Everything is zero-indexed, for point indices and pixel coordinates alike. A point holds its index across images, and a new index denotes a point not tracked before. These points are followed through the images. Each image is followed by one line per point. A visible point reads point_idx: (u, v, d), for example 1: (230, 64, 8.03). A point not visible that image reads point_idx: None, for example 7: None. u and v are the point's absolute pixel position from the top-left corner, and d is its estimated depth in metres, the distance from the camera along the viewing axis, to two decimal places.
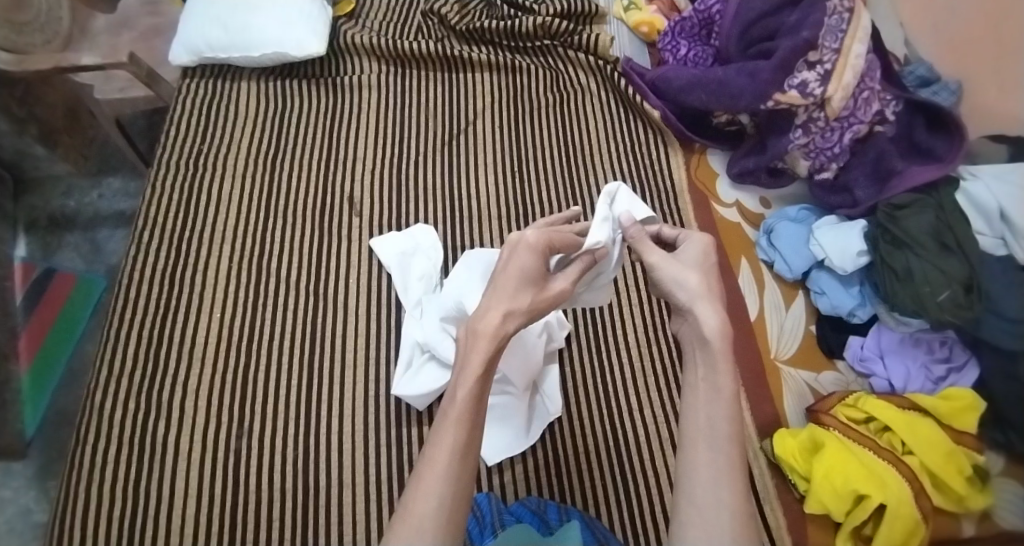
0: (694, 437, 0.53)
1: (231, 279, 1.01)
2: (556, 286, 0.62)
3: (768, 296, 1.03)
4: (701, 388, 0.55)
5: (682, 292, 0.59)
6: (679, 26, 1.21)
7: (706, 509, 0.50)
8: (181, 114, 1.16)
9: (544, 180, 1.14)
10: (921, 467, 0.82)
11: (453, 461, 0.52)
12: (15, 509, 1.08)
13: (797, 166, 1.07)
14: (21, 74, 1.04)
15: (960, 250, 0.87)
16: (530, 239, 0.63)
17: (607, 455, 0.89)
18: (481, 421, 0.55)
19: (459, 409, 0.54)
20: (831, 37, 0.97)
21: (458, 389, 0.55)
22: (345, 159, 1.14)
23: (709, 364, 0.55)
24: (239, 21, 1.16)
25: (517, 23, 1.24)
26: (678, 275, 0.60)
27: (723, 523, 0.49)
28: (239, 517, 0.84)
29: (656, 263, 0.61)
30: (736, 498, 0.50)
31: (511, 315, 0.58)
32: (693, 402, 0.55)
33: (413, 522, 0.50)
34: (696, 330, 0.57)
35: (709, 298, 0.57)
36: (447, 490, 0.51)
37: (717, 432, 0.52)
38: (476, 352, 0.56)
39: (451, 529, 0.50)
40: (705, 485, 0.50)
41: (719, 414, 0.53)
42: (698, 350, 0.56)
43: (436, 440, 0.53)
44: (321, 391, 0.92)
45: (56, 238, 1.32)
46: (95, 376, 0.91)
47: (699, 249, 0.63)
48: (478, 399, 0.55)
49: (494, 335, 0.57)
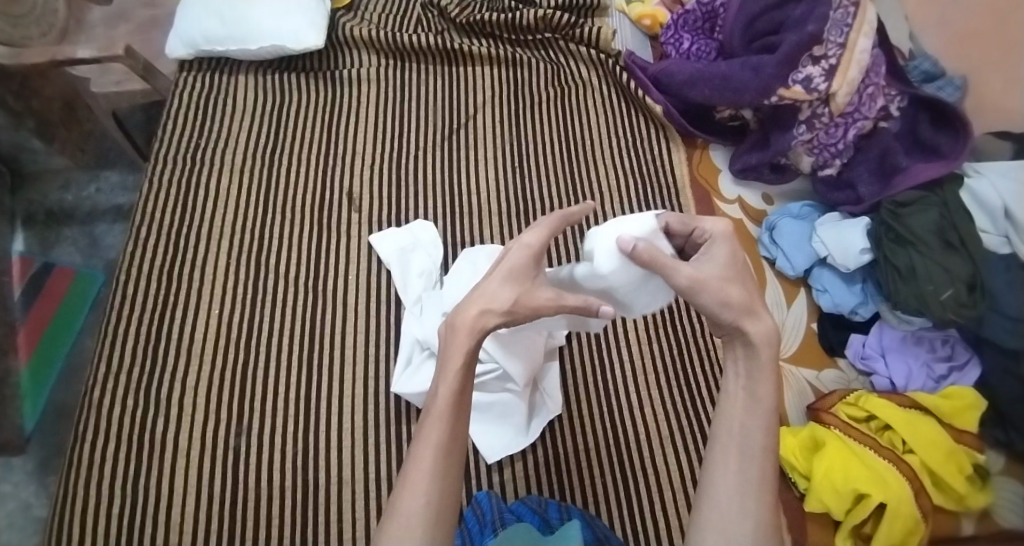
0: (725, 442, 0.54)
1: (229, 276, 1.00)
2: (543, 293, 0.57)
3: (770, 293, 1.02)
4: (740, 397, 0.55)
5: (727, 307, 0.55)
6: (681, 19, 1.19)
7: (730, 515, 0.51)
8: (177, 107, 1.15)
9: (544, 175, 1.13)
10: (921, 465, 0.82)
11: (438, 459, 0.52)
12: (15, 503, 1.09)
13: (800, 162, 1.07)
14: (18, 67, 1.03)
15: (964, 248, 0.86)
16: (531, 237, 0.59)
17: (607, 452, 0.89)
18: (465, 414, 0.54)
19: (441, 406, 0.53)
20: (837, 31, 0.95)
21: (441, 385, 0.54)
22: (343, 154, 1.13)
23: (750, 371, 0.56)
24: (237, 14, 1.15)
25: (518, 15, 1.22)
26: (720, 296, 0.55)
27: (746, 531, 0.51)
28: (238, 515, 0.84)
29: (693, 281, 0.55)
30: (763, 510, 0.51)
31: (489, 312, 0.55)
32: (728, 408, 0.56)
33: (401, 523, 0.50)
34: (741, 339, 0.56)
35: (752, 309, 0.55)
36: (433, 490, 0.51)
37: (752, 442, 0.53)
38: (456, 349, 0.54)
39: (439, 528, 0.50)
40: (732, 494, 0.52)
41: (755, 423, 0.54)
42: (739, 350, 0.57)
43: (423, 439, 0.53)
44: (320, 391, 0.92)
45: (54, 232, 1.31)
46: (93, 374, 0.90)
47: (726, 246, 0.58)
48: (460, 394, 0.54)
49: (473, 331, 0.54)
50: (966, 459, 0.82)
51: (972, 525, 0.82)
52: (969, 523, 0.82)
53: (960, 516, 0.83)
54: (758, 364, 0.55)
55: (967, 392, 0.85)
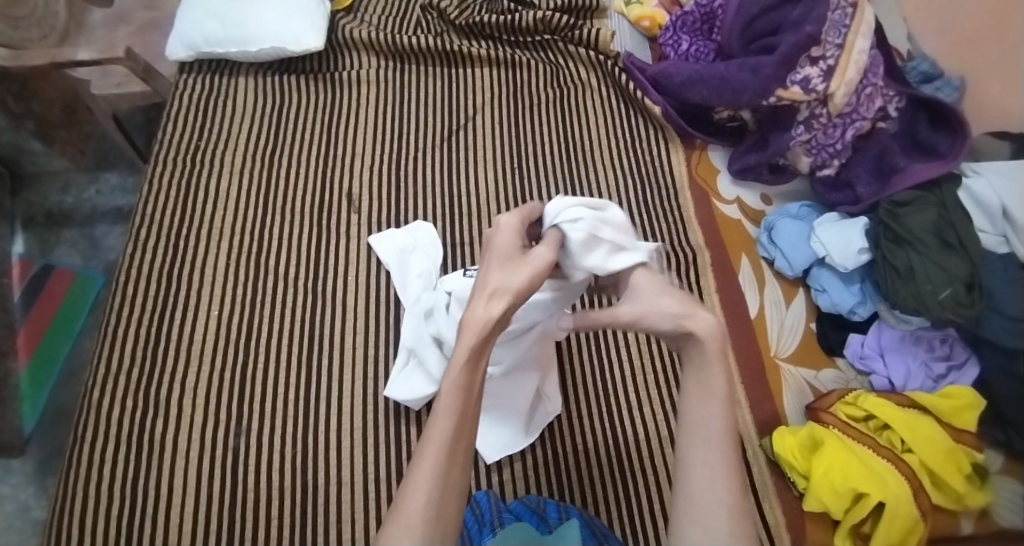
0: (689, 435, 0.55)
1: (228, 278, 1.00)
2: (541, 255, 0.58)
3: (769, 293, 1.03)
4: (695, 390, 0.56)
5: (668, 315, 0.57)
6: (680, 20, 1.20)
7: (703, 506, 0.53)
8: (177, 109, 1.15)
9: (543, 175, 1.13)
10: (920, 465, 0.82)
11: (442, 457, 0.52)
12: (15, 505, 1.09)
13: (799, 163, 1.07)
14: (18, 68, 1.04)
15: (961, 247, 0.87)
16: (505, 220, 0.62)
17: (604, 450, 0.90)
18: (473, 412, 0.55)
19: (446, 403, 0.54)
20: (835, 32, 0.96)
21: (446, 383, 0.54)
22: (343, 156, 1.13)
23: (701, 366, 0.56)
24: (236, 16, 1.15)
25: (517, 17, 1.23)
26: (661, 312, 0.57)
27: (721, 521, 0.52)
28: (237, 518, 0.84)
29: (630, 313, 0.58)
30: (733, 496, 0.53)
31: (495, 296, 0.56)
32: (686, 403, 0.56)
33: (403, 521, 0.50)
34: (687, 341, 0.57)
35: (691, 310, 0.56)
36: (436, 488, 0.51)
37: (713, 433, 0.54)
38: (462, 341, 0.54)
39: (442, 525, 0.51)
40: (702, 485, 0.53)
41: (714, 412, 0.55)
42: (688, 347, 0.57)
43: (428, 437, 0.53)
44: (318, 405, 0.91)
45: (54, 234, 1.31)
46: (92, 375, 0.91)
47: (644, 277, 0.61)
48: (468, 390, 0.54)
49: (480, 320, 0.55)
50: (965, 459, 0.82)
51: (971, 524, 0.83)
52: (967, 523, 0.83)
53: (959, 515, 0.83)
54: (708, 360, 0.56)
55: (966, 391, 0.85)
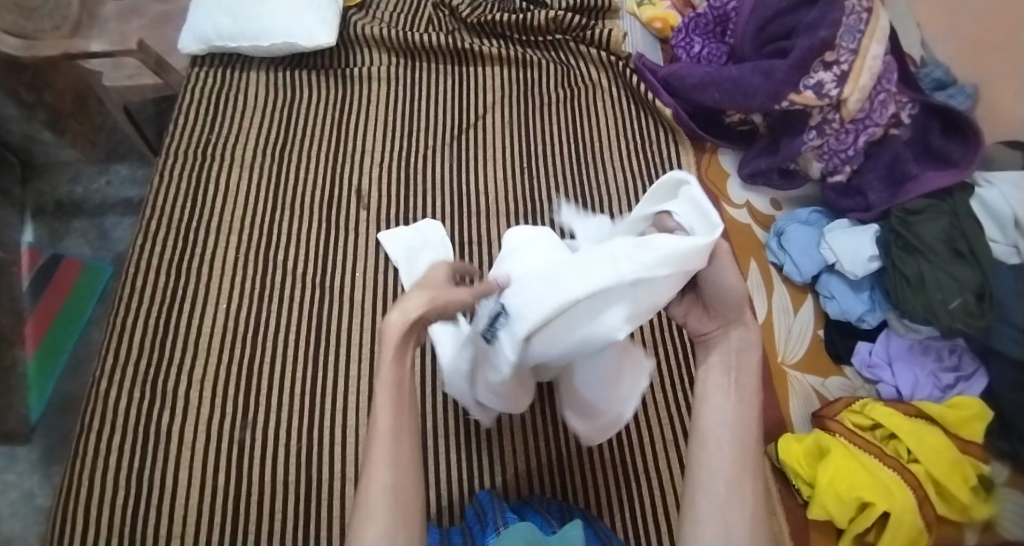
0: (718, 435, 0.56)
1: (236, 271, 1.00)
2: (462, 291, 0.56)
3: (777, 299, 1.03)
4: (731, 392, 0.57)
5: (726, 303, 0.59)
6: (693, 22, 1.19)
7: (728, 506, 0.53)
8: (188, 102, 1.15)
9: (552, 176, 1.13)
10: (927, 475, 0.81)
11: (387, 445, 0.51)
12: (19, 493, 1.09)
13: (810, 168, 1.05)
14: (30, 59, 1.04)
15: (974, 258, 0.86)
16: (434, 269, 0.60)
17: (609, 455, 0.89)
18: (409, 401, 0.54)
19: (382, 397, 0.52)
20: (849, 37, 0.95)
21: (380, 380, 0.53)
22: (351, 152, 1.13)
23: (737, 370, 0.59)
24: (249, 10, 1.15)
25: (529, 16, 1.23)
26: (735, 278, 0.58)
27: (742, 522, 0.52)
28: (241, 511, 0.84)
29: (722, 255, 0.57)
30: (757, 500, 0.54)
31: (406, 307, 0.53)
32: (719, 403, 0.57)
33: (364, 514, 0.49)
34: (728, 343, 0.60)
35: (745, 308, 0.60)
36: (391, 476, 0.51)
37: (744, 435, 0.56)
38: (385, 343, 0.52)
39: (402, 513, 0.50)
40: (730, 485, 0.54)
41: (747, 416, 0.57)
42: (728, 350, 0.60)
43: (373, 431, 0.52)
44: (324, 387, 0.92)
45: (63, 224, 1.32)
46: (99, 365, 0.91)
47: None
48: (399, 381, 0.53)
49: (400, 322, 0.52)
50: (971, 471, 0.81)
51: (974, 536, 0.81)
52: (971, 535, 0.81)
53: (964, 527, 0.82)
54: (747, 368, 0.59)
55: (973, 402, 0.84)
